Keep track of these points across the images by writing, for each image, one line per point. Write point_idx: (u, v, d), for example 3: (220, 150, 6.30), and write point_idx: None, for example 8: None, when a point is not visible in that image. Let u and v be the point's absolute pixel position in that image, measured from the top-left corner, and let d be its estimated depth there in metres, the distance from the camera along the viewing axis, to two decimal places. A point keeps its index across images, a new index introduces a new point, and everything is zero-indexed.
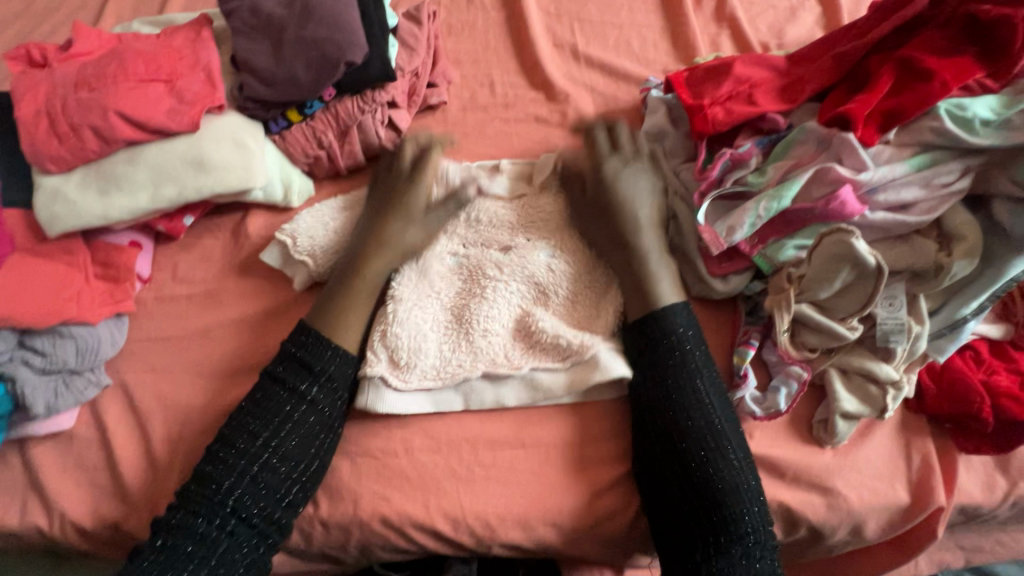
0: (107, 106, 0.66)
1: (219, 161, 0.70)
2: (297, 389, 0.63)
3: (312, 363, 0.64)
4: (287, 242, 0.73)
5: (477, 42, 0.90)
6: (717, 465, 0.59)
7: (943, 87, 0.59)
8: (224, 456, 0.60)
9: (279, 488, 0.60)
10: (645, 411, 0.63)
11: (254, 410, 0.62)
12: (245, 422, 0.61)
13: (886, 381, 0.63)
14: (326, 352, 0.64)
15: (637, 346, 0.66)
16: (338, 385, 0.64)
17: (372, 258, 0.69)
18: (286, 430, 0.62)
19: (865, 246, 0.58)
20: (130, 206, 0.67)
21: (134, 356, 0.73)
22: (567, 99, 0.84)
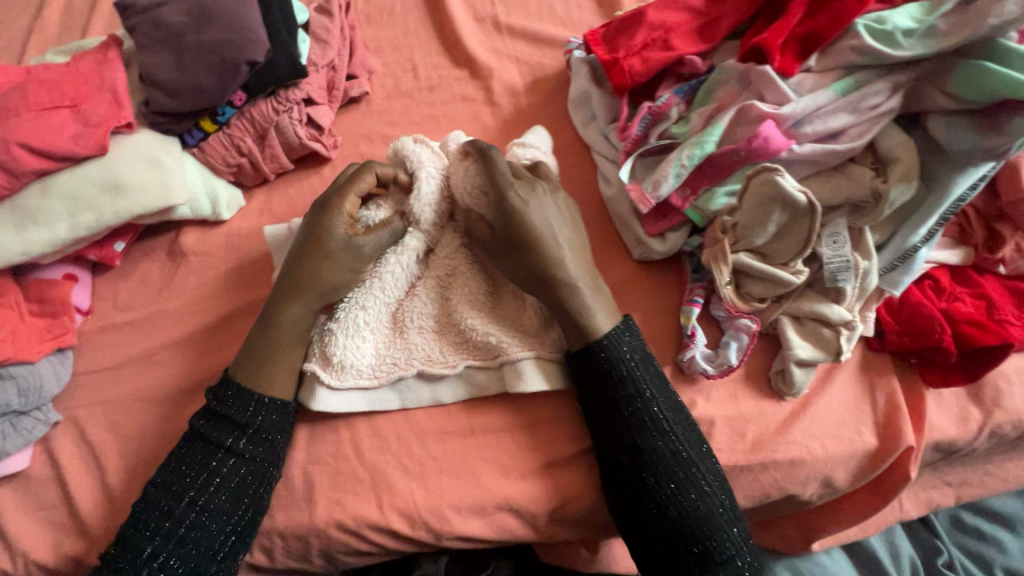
0: (8, 138, 0.64)
1: (134, 181, 0.68)
2: (224, 444, 0.61)
3: (237, 418, 0.61)
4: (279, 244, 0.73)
5: (397, 27, 0.88)
6: (690, 496, 0.56)
7: (856, 2, 0.55)
8: (149, 514, 0.58)
9: (216, 541, 0.58)
10: (600, 414, 0.60)
11: (180, 466, 0.60)
12: (168, 482, 0.59)
13: (838, 322, 0.60)
14: (249, 406, 0.62)
15: (583, 377, 0.61)
16: (271, 433, 0.62)
17: (298, 298, 0.65)
18: (215, 487, 0.60)
19: (793, 183, 0.54)
20: (49, 238, 0.66)
21: (83, 390, 0.72)
22: (492, 73, 0.81)
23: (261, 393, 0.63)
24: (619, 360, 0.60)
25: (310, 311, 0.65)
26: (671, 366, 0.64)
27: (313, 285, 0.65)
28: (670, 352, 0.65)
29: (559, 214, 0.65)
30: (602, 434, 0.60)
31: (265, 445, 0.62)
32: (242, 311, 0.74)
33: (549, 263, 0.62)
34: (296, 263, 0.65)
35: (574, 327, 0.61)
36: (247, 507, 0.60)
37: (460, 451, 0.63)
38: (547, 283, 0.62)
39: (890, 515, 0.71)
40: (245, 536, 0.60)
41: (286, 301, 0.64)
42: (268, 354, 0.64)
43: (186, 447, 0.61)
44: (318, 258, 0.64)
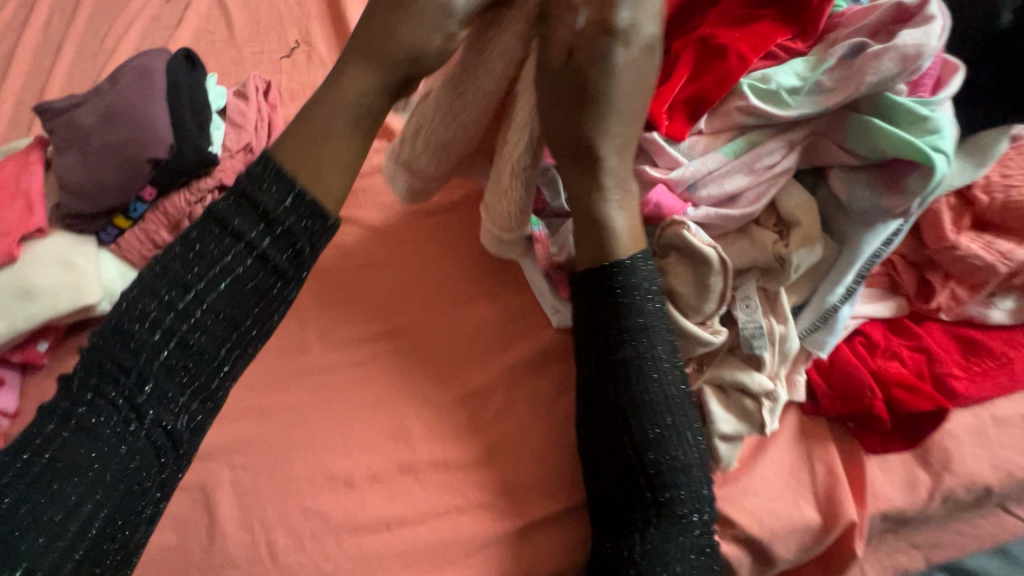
0: None
1: (45, 286, 0.68)
2: (235, 227, 0.51)
3: (261, 202, 0.51)
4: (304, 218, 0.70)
5: None
6: (671, 445, 0.52)
7: (739, 62, 0.53)
8: (129, 324, 0.48)
9: (217, 350, 0.51)
10: (592, 333, 0.54)
11: (196, 252, 0.51)
12: (234, 300, 0.51)
13: (759, 392, 0.56)
14: (230, 244, 0.51)
15: (587, 292, 0.55)
16: (298, 237, 0.52)
17: (361, 71, 0.56)
18: (204, 293, 0.50)
19: (703, 238, 0.53)
20: None
21: None
22: None
23: (250, 229, 0.51)
24: (636, 285, 0.53)
25: (362, 91, 0.56)
26: None
27: (382, 50, 0.56)
28: None
29: (641, 32, 0.53)
30: (592, 345, 0.54)
31: (269, 272, 0.52)
32: None
33: (580, 155, 0.55)
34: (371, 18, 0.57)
35: (590, 234, 0.55)
36: (245, 323, 0.52)
37: (376, 549, 0.60)
38: (583, 160, 0.55)
39: None
40: (211, 357, 0.51)
41: (357, 61, 0.57)
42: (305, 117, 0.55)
43: (185, 244, 0.51)
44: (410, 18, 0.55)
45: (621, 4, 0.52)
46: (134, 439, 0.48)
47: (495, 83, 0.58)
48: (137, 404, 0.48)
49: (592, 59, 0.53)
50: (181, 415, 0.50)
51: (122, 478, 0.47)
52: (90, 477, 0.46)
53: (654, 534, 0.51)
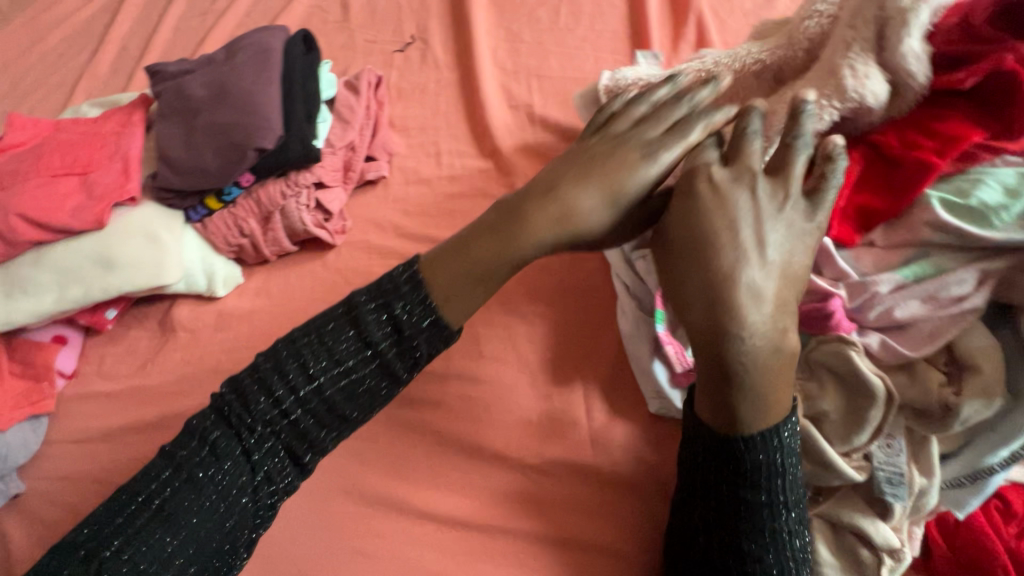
0: (9, 208, 0.63)
1: (128, 259, 0.66)
2: (402, 333, 0.49)
3: (411, 312, 0.49)
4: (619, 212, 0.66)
5: (428, 105, 0.83)
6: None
7: (931, 171, 0.46)
8: (240, 412, 0.49)
9: (266, 465, 0.49)
10: (711, 481, 0.47)
11: (286, 364, 0.49)
12: (363, 395, 0.49)
13: (881, 547, 0.49)
14: (383, 319, 0.49)
15: (710, 452, 0.46)
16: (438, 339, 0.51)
17: (484, 236, 0.50)
18: (346, 386, 0.49)
19: (868, 363, 0.47)
20: (35, 308, 0.64)
21: (51, 461, 0.69)
22: (517, 170, 0.76)
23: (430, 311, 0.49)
24: (768, 447, 0.44)
25: (502, 266, 0.50)
26: None
27: (506, 221, 0.49)
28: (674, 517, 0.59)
29: (791, 232, 0.44)
30: (706, 493, 0.48)
31: (404, 360, 0.50)
32: None
33: (706, 329, 0.43)
34: (538, 176, 0.51)
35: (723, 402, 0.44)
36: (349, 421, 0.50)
37: None
38: (716, 328, 0.42)
39: None
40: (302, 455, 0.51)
41: (517, 219, 0.49)
42: (444, 268, 0.50)
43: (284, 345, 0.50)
44: (535, 188, 0.50)
45: (748, 177, 0.45)
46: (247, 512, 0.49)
47: (681, 202, 0.46)
48: (252, 455, 0.49)
49: (688, 205, 0.46)
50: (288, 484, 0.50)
51: (247, 510, 0.48)
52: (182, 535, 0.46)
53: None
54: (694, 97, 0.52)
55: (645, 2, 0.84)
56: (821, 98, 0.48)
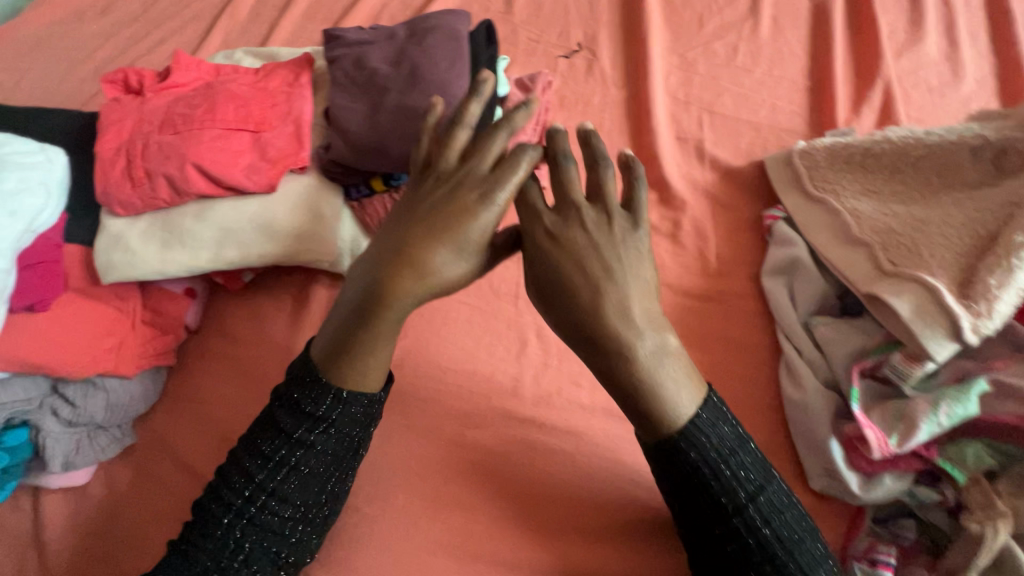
0: (187, 156, 0.60)
1: (291, 229, 0.63)
2: (311, 415, 0.53)
3: (305, 406, 0.53)
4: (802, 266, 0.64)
5: (591, 120, 0.81)
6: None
7: None
8: (225, 489, 0.54)
9: (282, 528, 0.53)
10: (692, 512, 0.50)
11: (251, 445, 0.55)
12: (320, 467, 0.54)
13: None
14: (326, 399, 0.53)
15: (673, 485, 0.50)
16: (357, 420, 0.55)
17: (404, 275, 0.49)
18: (284, 474, 0.54)
19: None
20: (191, 263, 0.62)
21: (165, 417, 0.67)
22: (683, 207, 0.73)
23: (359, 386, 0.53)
24: (697, 444, 0.49)
25: (416, 295, 0.50)
26: None
27: (426, 263, 0.49)
28: None
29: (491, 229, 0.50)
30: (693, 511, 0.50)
31: (337, 440, 0.55)
32: None
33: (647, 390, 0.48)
34: (410, 233, 0.50)
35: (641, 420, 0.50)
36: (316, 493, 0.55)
37: None
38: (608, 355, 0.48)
39: None
40: (316, 523, 0.55)
41: (387, 273, 0.50)
42: (347, 343, 0.52)
43: (294, 387, 0.54)
44: (419, 226, 0.50)
45: (475, 193, 0.50)
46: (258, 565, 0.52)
47: (583, 239, 0.51)
48: (256, 503, 0.53)
49: (549, 253, 0.50)
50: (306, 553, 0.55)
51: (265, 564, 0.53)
52: None
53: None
54: (471, 120, 0.53)
55: (833, 57, 0.81)
56: None
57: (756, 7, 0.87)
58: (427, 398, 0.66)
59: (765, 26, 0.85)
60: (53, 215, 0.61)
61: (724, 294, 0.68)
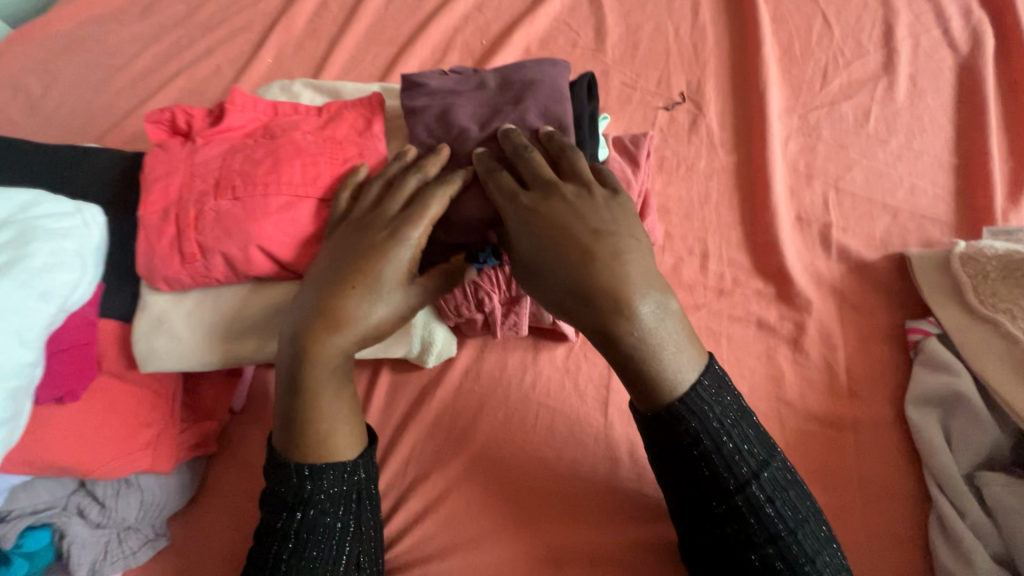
0: (250, 235, 0.51)
1: None
2: (291, 501, 0.50)
3: (284, 494, 0.51)
4: (962, 404, 0.53)
5: (695, 188, 0.70)
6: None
7: None
8: None
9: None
10: None
11: (254, 560, 0.51)
12: (325, 545, 0.50)
13: None
14: (295, 480, 0.50)
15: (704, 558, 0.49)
16: (334, 502, 0.51)
17: (337, 338, 0.49)
18: (289, 573, 0.49)
19: None
20: (250, 353, 0.54)
21: (202, 515, 0.59)
22: (806, 305, 0.62)
23: (325, 454, 0.50)
24: (698, 414, 0.47)
25: (349, 353, 0.50)
26: None
27: (363, 321, 0.50)
28: None
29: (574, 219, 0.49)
30: None
31: (326, 518, 0.50)
32: (406, 496, 0.59)
33: (639, 382, 0.47)
34: (345, 297, 0.49)
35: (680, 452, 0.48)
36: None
37: None
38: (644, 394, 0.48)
39: None
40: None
41: (320, 339, 0.49)
42: (307, 405, 0.50)
43: (271, 481, 0.52)
44: (343, 279, 0.49)
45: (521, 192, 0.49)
46: None
47: (565, 209, 0.49)
48: None
49: (540, 216, 0.49)
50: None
51: None
52: None
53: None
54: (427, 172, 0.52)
55: (985, 133, 0.69)
56: None
57: (890, 63, 0.75)
58: (500, 518, 0.57)
59: (902, 87, 0.73)
60: (87, 289, 0.52)
61: (857, 419, 0.57)
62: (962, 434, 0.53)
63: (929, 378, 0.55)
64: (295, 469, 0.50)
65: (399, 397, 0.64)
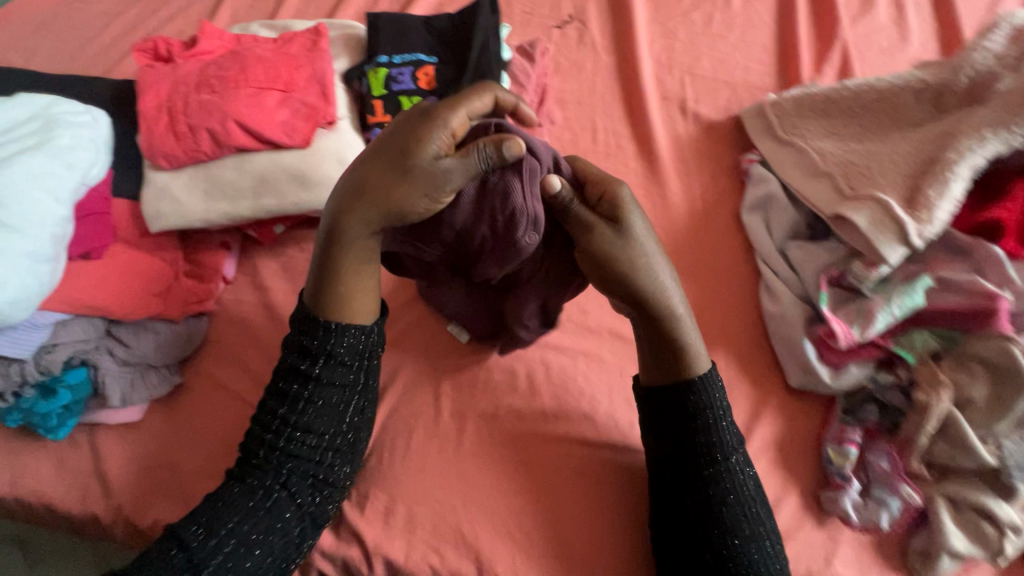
0: (227, 113, 0.67)
1: (322, 178, 0.70)
2: (302, 366, 0.59)
3: (309, 344, 0.58)
4: (772, 200, 0.73)
5: (584, 83, 0.88)
6: (754, 555, 0.56)
7: None
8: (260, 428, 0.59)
9: (314, 455, 0.59)
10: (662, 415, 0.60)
11: (275, 389, 0.60)
12: (330, 412, 0.59)
13: (1005, 524, 0.56)
14: (318, 331, 0.58)
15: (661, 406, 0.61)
16: (349, 360, 0.59)
17: (358, 210, 0.55)
18: (302, 408, 0.58)
19: None
20: (232, 211, 0.68)
21: (209, 359, 0.73)
22: (670, 156, 0.82)
23: (348, 317, 0.59)
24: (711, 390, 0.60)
25: (370, 233, 0.56)
26: (811, 498, 0.63)
27: (384, 202, 0.54)
28: (811, 484, 0.64)
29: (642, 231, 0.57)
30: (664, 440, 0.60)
31: (343, 371, 0.59)
32: None
33: (659, 312, 0.59)
34: (375, 174, 0.55)
35: (661, 362, 0.61)
36: (338, 432, 0.60)
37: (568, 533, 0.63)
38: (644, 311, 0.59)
39: None
40: (346, 449, 0.61)
41: (345, 211, 0.55)
42: (330, 268, 0.58)
43: (299, 330, 0.59)
44: (378, 165, 0.55)
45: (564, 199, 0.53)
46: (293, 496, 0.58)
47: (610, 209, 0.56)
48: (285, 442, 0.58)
49: (620, 209, 0.56)
50: (341, 477, 0.61)
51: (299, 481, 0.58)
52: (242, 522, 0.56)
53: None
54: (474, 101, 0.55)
55: (796, 24, 0.91)
56: (994, 136, 0.58)
57: None
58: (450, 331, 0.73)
59: None
60: (101, 171, 0.67)
61: (709, 229, 0.77)
62: (773, 221, 0.73)
63: (752, 188, 0.76)
64: (323, 323, 0.58)
65: None
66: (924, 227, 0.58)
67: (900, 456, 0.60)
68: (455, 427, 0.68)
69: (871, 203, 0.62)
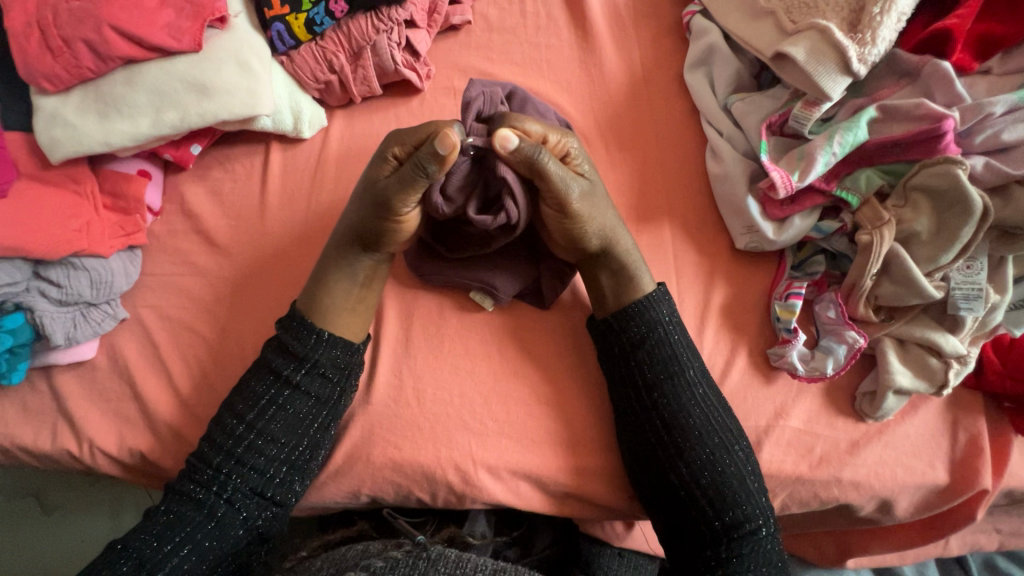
0: (101, 19, 0.60)
1: (223, 84, 0.65)
2: (283, 373, 0.60)
3: (296, 349, 0.60)
4: (713, 53, 0.67)
5: None
6: (722, 460, 0.57)
7: None
8: (219, 436, 0.58)
9: (268, 468, 0.58)
10: (625, 363, 0.60)
11: (243, 389, 0.60)
12: (297, 426, 0.59)
13: (949, 354, 0.57)
14: (310, 339, 0.60)
15: (611, 347, 0.61)
16: (330, 373, 0.61)
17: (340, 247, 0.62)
18: (271, 413, 0.59)
19: (971, 184, 0.52)
20: (132, 131, 0.63)
21: (151, 292, 0.71)
22: (606, 21, 0.74)
23: (322, 328, 0.61)
24: (665, 334, 0.60)
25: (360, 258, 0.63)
26: (760, 356, 0.62)
27: (359, 232, 0.61)
28: (763, 342, 0.62)
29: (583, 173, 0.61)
30: (622, 380, 0.60)
31: (321, 382, 0.60)
32: (310, 239, 0.71)
33: (614, 256, 0.61)
34: (360, 218, 0.61)
35: (618, 291, 0.62)
36: (299, 446, 0.59)
37: (523, 422, 0.62)
38: (608, 257, 0.61)
39: (931, 550, 0.74)
40: (300, 466, 0.60)
41: (331, 248, 0.63)
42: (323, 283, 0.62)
43: (283, 333, 0.61)
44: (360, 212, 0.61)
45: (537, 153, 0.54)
46: (246, 499, 0.57)
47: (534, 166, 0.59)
48: (252, 441, 0.58)
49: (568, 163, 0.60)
50: (290, 496, 0.59)
51: (251, 486, 0.58)
52: (195, 524, 0.55)
53: (725, 551, 0.55)
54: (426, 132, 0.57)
55: None
56: None
57: None
58: None
59: None
60: None
61: (652, 96, 0.71)
62: (716, 74, 0.67)
63: (694, 42, 0.69)
64: (315, 330, 0.61)
65: (289, 166, 0.74)
66: (867, 53, 0.54)
67: (846, 304, 0.59)
68: (402, 328, 0.65)
69: (811, 33, 0.56)
